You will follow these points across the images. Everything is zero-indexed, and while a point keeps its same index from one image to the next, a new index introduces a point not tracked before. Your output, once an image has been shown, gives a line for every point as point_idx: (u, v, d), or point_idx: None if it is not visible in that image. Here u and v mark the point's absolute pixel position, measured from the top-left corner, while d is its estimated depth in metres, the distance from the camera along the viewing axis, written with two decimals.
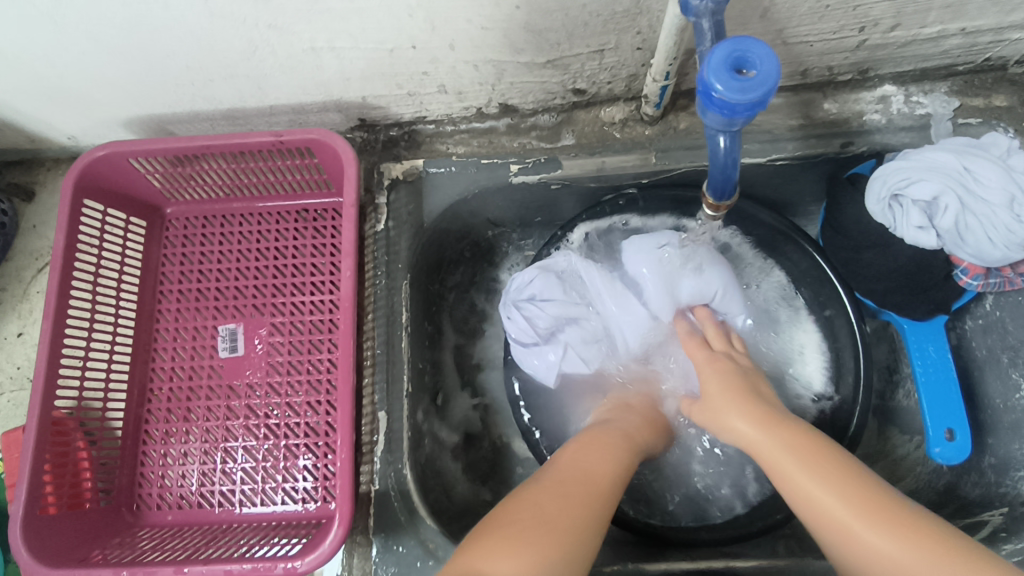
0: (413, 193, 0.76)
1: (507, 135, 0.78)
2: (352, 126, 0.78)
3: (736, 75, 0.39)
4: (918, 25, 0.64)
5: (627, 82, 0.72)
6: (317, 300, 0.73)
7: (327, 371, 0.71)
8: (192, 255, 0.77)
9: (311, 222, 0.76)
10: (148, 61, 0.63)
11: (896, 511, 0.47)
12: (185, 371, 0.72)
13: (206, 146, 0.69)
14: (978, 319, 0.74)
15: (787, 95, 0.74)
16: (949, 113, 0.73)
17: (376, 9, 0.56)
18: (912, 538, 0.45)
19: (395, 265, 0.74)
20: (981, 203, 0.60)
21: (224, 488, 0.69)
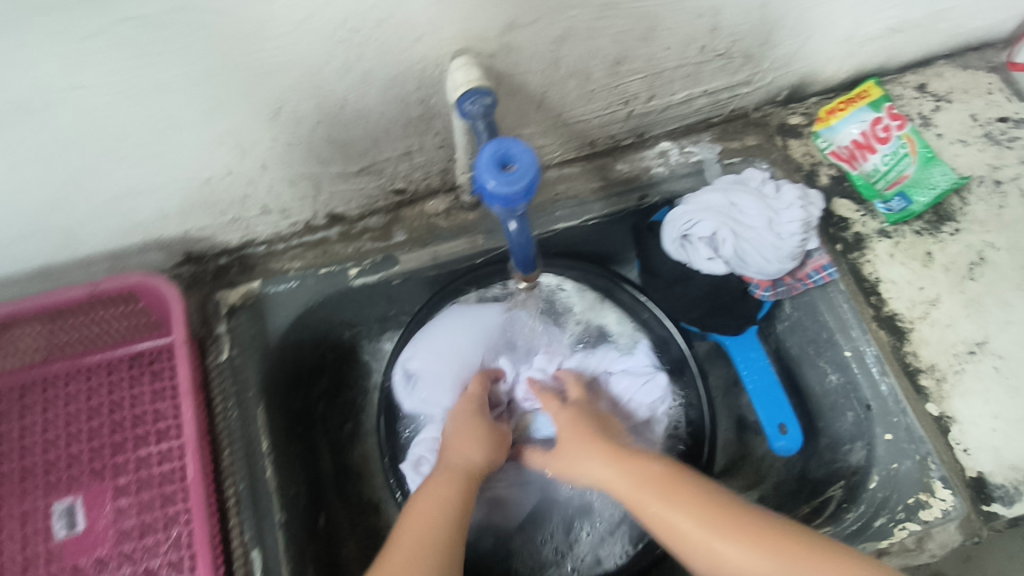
0: (254, 315, 0.76)
1: (340, 242, 0.80)
2: (178, 262, 0.77)
3: (503, 171, 0.45)
4: (668, 94, 0.76)
5: (442, 175, 0.78)
6: (165, 448, 0.69)
7: (186, 524, 0.66)
8: (10, 432, 0.69)
9: (147, 367, 0.72)
10: None
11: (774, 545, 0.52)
12: (18, 564, 0.65)
13: (15, 311, 0.65)
14: (784, 322, 0.86)
15: (585, 163, 0.84)
16: (715, 156, 0.86)
17: (176, 149, 0.59)
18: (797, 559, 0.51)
19: (246, 393, 0.72)
20: (750, 230, 0.71)
21: None
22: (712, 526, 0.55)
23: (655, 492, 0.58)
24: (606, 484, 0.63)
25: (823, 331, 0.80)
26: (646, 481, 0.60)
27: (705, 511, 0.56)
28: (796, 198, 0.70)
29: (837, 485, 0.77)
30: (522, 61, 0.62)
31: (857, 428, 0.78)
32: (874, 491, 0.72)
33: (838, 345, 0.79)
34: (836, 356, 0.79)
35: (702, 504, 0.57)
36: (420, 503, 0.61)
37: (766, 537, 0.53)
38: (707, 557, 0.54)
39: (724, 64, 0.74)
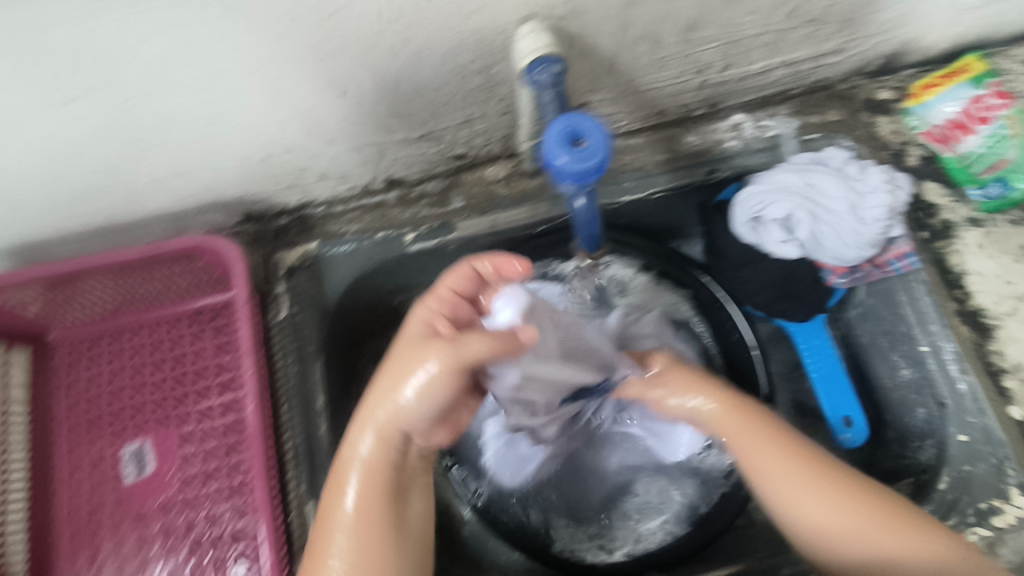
0: (312, 275, 0.77)
1: (397, 206, 0.79)
2: (239, 221, 0.77)
3: (574, 149, 0.43)
4: (747, 62, 0.71)
5: (502, 143, 0.76)
6: (225, 403, 0.71)
7: (245, 475, 0.69)
8: (83, 379, 0.72)
9: (209, 323, 0.74)
10: (4, 193, 0.61)
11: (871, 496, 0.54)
12: (91, 502, 0.69)
13: (83, 265, 0.66)
14: (856, 308, 0.82)
15: (651, 133, 0.81)
16: (794, 131, 0.80)
17: (235, 112, 0.58)
18: (870, 507, 0.53)
19: (305, 350, 0.74)
20: (829, 213, 0.67)
21: None
22: (799, 466, 0.56)
23: (742, 427, 0.59)
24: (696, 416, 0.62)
25: (899, 324, 0.76)
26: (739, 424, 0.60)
27: (790, 457, 0.56)
28: (882, 182, 0.66)
29: (903, 483, 0.74)
30: (593, 23, 0.58)
31: (928, 425, 0.74)
32: (944, 492, 0.67)
33: (915, 340, 0.74)
34: (912, 350, 0.75)
35: (787, 443, 0.57)
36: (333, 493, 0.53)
37: (834, 479, 0.55)
38: (781, 496, 0.56)
39: (812, 30, 0.69)
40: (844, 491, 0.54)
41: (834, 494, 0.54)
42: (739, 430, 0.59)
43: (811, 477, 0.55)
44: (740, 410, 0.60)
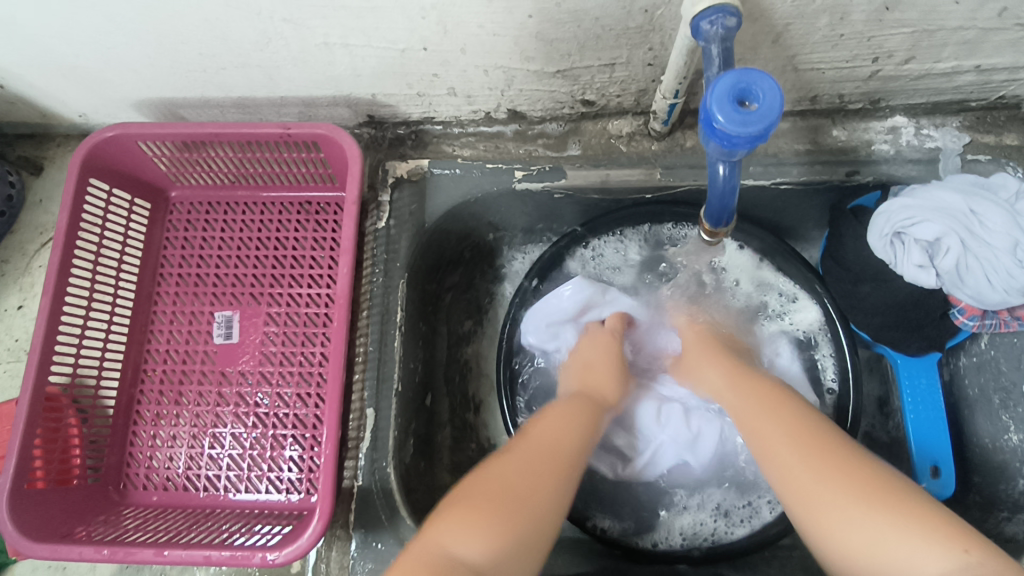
0: (416, 192, 0.77)
1: (514, 141, 0.78)
2: (360, 122, 0.78)
3: (738, 108, 0.40)
4: (932, 59, 0.64)
5: (637, 96, 0.72)
6: (314, 293, 0.74)
7: (319, 365, 0.72)
8: (194, 240, 0.77)
9: (314, 216, 0.77)
10: (162, 47, 0.63)
11: (879, 485, 0.45)
12: (179, 355, 0.73)
13: (215, 134, 0.69)
14: (972, 357, 0.73)
15: (797, 120, 0.74)
16: (959, 148, 0.72)
17: (390, 9, 0.57)
18: (875, 491, 0.45)
19: (393, 263, 0.75)
20: (984, 247, 0.60)
21: (210, 473, 0.70)
22: (807, 446, 0.49)
23: (762, 406, 0.54)
24: (715, 392, 0.62)
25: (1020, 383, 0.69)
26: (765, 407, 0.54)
27: (812, 444, 0.49)
28: None
29: None
30: None
31: None
32: None
33: None
34: None
35: (800, 432, 0.50)
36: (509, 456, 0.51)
37: (870, 480, 0.45)
38: (812, 510, 0.46)
39: (1021, 37, 0.60)
40: (857, 480, 0.45)
41: (831, 470, 0.47)
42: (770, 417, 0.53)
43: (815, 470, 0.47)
44: (742, 378, 0.59)
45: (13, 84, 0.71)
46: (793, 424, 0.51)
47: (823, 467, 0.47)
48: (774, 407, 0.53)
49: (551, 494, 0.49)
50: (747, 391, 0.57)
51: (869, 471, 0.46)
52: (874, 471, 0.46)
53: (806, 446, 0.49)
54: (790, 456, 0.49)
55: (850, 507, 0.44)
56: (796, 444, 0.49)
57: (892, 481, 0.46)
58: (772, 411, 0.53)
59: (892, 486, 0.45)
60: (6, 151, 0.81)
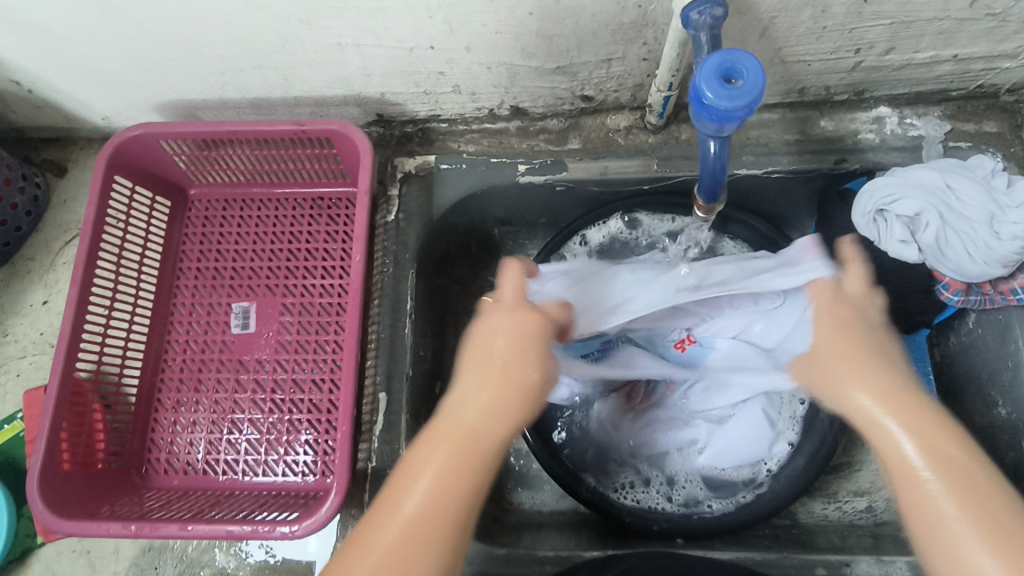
0: (424, 186, 0.80)
1: (516, 136, 0.81)
2: (370, 121, 0.82)
3: (724, 84, 0.43)
4: (911, 49, 0.68)
5: (633, 91, 0.76)
6: (327, 284, 0.77)
7: (332, 352, 0.75)
8: (212, 236, 0.81)
9: (326, 210, 0.80)
10: (184, 49, 0.67)
11: (969, 479, 0.41)
12: (199, 345, 0.77)
13: (233, 132, 0.73)
14: (961, 336, 0.76)
15: (786, 112, 0.78)
16: (940, 136, 0.76)
17: (400, 9, 0.61)
18: (976, 497, 0.41)
19: (403, 255, 0.78)
20: (961, 220, 0.63)
21: (228, 457, 0.72)
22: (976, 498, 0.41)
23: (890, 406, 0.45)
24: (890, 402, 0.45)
25: (1006, 363, 0.72)
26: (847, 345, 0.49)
27: (959, 474, 0.42)
28: None
29: None
30: None
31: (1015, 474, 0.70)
32: None
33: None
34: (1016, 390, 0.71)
35: (971, 484, 0.41)
36: (420, 453, 0.45)
37: (978, 484, 0.41)
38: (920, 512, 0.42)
39: (993, 27, 0.64)
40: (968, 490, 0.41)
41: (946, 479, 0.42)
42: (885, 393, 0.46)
43: (830, 362, 0.49)
44: (907, 402, 0.45)
45: (41, 89, 0.74)
46: (932, 454, 0.43)
47: (946, 482, 0.41)
48: (942, 439, 0.43)
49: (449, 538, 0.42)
50: (917, 433, 0.44)
51: (991, 480, 0.42)
52: (994, 482, 0.42)
53: (938, 460, 0.42)
54: (911, 450, 0.43)
55: (942, 515, 0.41)
56: (905, 432, 0.44)
57: (1006, 494, 0.41)
58: (916, 428, 0.44)
59: (996, 495, 0.41)
60: (32, 154, 0.85)
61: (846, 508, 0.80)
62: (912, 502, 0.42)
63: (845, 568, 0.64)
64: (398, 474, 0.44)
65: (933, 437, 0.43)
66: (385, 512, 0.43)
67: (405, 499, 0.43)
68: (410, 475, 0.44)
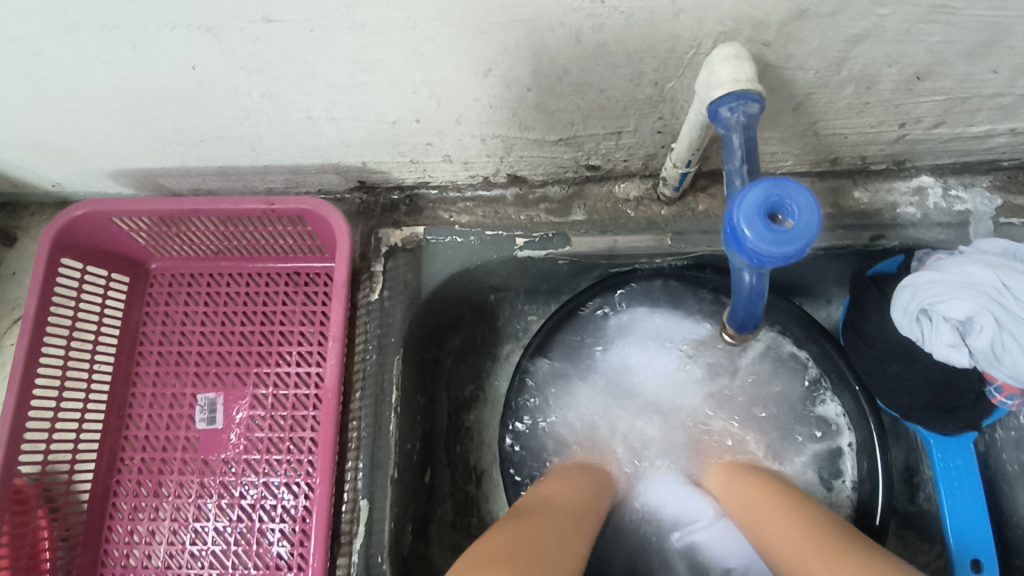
0: (412, 261, 0.72)
1: (514, 205, 0.73)
2: (352, 187, 0.74)
3: (770, 224, 0.35)
4: (964, 123, 0.59)
5: (644, 161, 0.67)
6: (302, 373, 0.69)
7: (307, 452, 0.67)
8: (175, 315, 0.73)
9: (302, 288, 0.72)
10: (137, 120, 0.59)
11: (830, 542, 0.45)
12: (159, 441, 0.69)
13: (194, 209, 0.65)
14: (1011, 430, 0.68)
15: (816, 181, 0.69)
16: (990, 211, 0.68)
17: (378, 84, 0.53)
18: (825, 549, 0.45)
19: (387, 339, 0.70)
20: (1019, 324, 0.55)
21: (191, 573, 0.65)
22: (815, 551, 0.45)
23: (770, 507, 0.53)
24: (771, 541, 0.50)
25: None
26: (762, 502, 0.56)
27: (816, 533, 0.47)
28: None
29: None
30: (802, 56, 0.48)
31: None
32: None
33: None
34: None
35: (818, 531, 0.48)
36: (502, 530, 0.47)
37: (829, 543, 0.45)
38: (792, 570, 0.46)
39: None
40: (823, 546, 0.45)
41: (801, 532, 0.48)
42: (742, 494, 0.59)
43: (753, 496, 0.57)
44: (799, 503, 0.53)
45: None
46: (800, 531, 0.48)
47: (800, 535, 0.48)
48: (803, 516, 0.50)
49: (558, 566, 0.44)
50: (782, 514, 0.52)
51: (840, 533, 0.47)
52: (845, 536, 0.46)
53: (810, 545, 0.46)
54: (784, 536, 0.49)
55: (807, 559, 0.45)
56: (788, 526, 0.50)
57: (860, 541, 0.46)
58: (787, 512, 0.52)
59: (848, 545, 0.45)
60: None
61: None
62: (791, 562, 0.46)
63: None
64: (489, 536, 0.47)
65: (798, 514, 0.51)
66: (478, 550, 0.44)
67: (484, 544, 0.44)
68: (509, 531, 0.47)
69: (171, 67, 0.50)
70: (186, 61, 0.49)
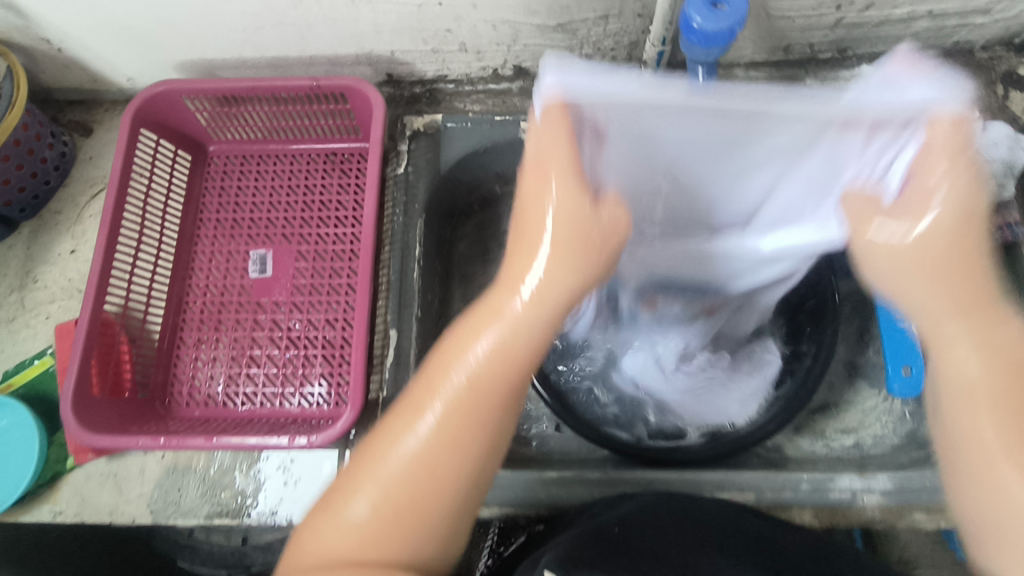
0: (432, 143, 0.85)
1: (519, 96, 0.86)
2: (381, 82, 0.87)
3: (711, 9, 0.48)
4: (889, 5, 0.72)
5: (628, 50, 0.80)
6: (340, 232, 0.82)
7: (345, 293, 0.79)
8: (230, 189, 0.85)
9: (339, 165, 0.85)
10: (209, 7, 0.72)
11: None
12: (218, 289, 0.81)
13: (252, 88, 0.77)
14: None
15: (773, 70, 0.82)
16: None
17: None
18: (1011, 394, 0.44)
19: (412, 205, 0.82)
20: None
21: (247, 390, 0.76)
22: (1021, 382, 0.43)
23: (956, 313, 0.45)
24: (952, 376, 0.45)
25: None
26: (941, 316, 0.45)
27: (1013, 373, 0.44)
28: (1002, 138, 0.67)
29: None
30: None
31: None
32: None
33: None
34: None
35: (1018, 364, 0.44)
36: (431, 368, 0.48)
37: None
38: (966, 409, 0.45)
39: None
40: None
41: (990, 356, 0.44)
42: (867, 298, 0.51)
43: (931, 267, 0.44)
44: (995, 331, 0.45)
45: (71, 47, 0.79)
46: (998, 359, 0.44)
47: (984, 360, 0.44)
48: (983, 338, 0.45)
49: (482, 422, 0.46)
50: (999, 365, 0.44)
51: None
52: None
53: (1005, 380, 0.44)
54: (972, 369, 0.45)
55: (985, 400, 0.44)
56: (969, 349, 0.45)
57: None
58: (974, 339, 0.45)
59: None
60: (59, 115, 0.89)
61: (833, 445, 0.86)
62: (981, 409, 0.44)
63: (829, 483, 0.71)
64: (421, 395, 0.47)
65: (969, 319, 0.45)
66: (421, 397, 0.47)
67: (416, 424, 0.46)
68: (432, 392, 0.47)
69: None
70: None
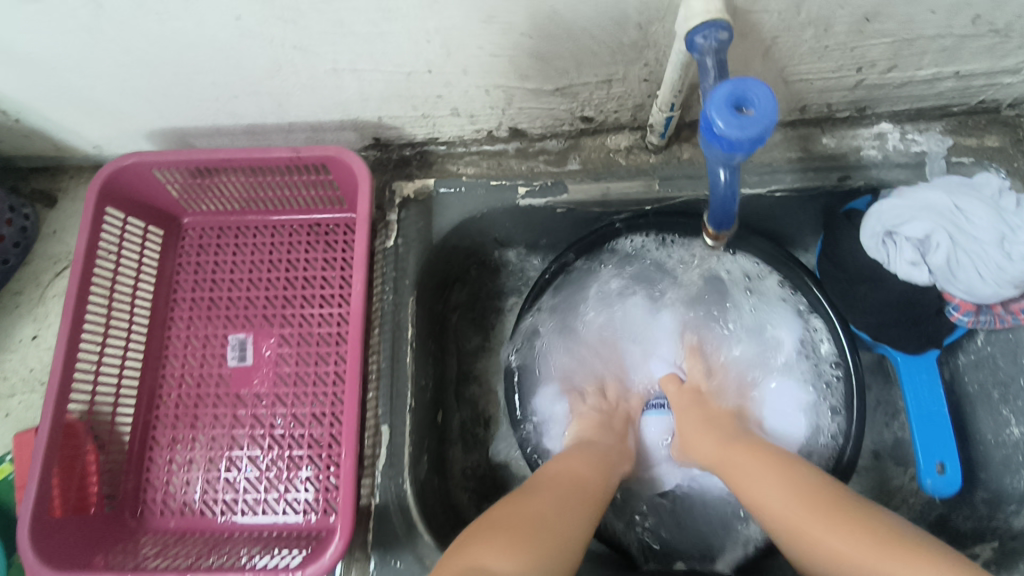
0: (423, 211, 0.78)
1: (516, 158, 0.80)
2: (367, 145, 0.81)
3: (736, 113, 0.42)
4: (913, 67, 0.67)
5: (633, 112, 0.75)
6: (326, 313, 0.76)
7: (333, 383, 0.73)
8: (206, 265, 0.79)
9: (324, 237, 0.79)
10: (177, 78, 0.65)
11: (808, 489, 0.58)
12: (194, 379, 0.75)
13: (228, 160, 0.71)
14: (970, 355, 0.76)
15: (788, 130, 0.77)
16: (943, 151, 0.75)
17: (397, 33, 0.59)
18: (811, 508, 0.55)
19: (402, 281, 0.76)
20: (972, 241, 0.63)
21: (227, 497, 0.70)
22: (809, 513, 0.55)
23: (763, 492, 0.59)
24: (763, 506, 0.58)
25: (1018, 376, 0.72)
26: (734, 451, 0.65)
27: (822, 503, 0.55)
28: None
29: (985, 546, 0.69)
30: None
31: None
32: None
33: None
34: None
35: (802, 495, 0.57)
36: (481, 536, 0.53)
37: (823, 503, 0.55)
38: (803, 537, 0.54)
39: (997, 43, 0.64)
40: (821, 513, 0.54)
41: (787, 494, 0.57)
42: (706, 439, 0.69)
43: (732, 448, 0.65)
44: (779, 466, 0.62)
45: (29, 118, 0.72)
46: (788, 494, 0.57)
47: (782, 494, 0.58)
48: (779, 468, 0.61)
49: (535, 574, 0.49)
50: (792, 498, 0.57)
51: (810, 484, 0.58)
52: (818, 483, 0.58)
53: (801, 506, 0.56)
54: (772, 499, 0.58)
55: (805, 524, 0.54)
56: (761, 481, 0.60)
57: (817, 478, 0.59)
58: (762, 474, 0.61)
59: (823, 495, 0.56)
60: (20, 184, 0.83)
61: None
62: (804, 530, 0.54)
63: None
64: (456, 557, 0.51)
65: (769, 474, 0.60)
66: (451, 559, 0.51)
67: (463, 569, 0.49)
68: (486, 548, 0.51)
69: (215, 19, 0.56)
70: (232, 13, 0.56)
